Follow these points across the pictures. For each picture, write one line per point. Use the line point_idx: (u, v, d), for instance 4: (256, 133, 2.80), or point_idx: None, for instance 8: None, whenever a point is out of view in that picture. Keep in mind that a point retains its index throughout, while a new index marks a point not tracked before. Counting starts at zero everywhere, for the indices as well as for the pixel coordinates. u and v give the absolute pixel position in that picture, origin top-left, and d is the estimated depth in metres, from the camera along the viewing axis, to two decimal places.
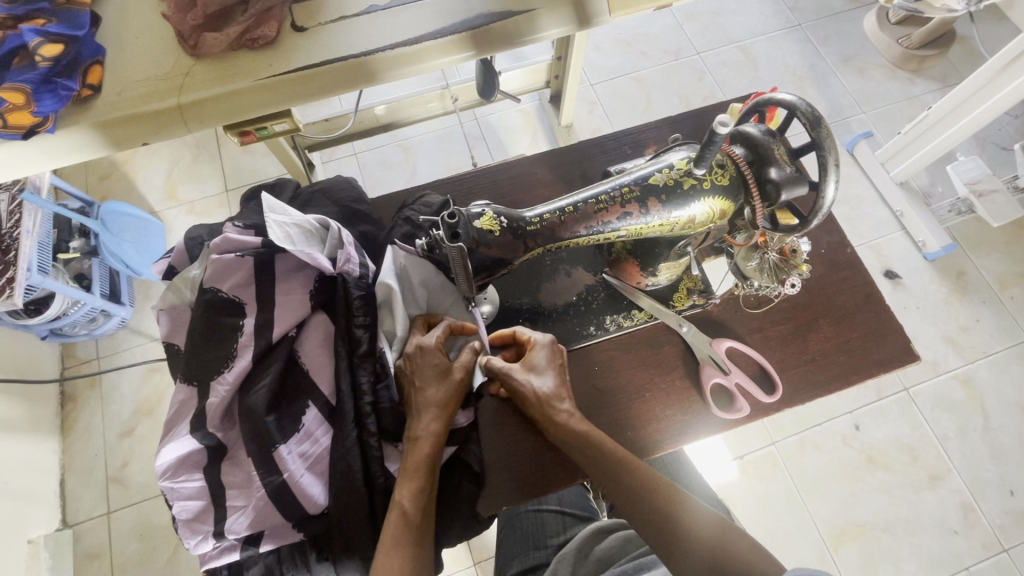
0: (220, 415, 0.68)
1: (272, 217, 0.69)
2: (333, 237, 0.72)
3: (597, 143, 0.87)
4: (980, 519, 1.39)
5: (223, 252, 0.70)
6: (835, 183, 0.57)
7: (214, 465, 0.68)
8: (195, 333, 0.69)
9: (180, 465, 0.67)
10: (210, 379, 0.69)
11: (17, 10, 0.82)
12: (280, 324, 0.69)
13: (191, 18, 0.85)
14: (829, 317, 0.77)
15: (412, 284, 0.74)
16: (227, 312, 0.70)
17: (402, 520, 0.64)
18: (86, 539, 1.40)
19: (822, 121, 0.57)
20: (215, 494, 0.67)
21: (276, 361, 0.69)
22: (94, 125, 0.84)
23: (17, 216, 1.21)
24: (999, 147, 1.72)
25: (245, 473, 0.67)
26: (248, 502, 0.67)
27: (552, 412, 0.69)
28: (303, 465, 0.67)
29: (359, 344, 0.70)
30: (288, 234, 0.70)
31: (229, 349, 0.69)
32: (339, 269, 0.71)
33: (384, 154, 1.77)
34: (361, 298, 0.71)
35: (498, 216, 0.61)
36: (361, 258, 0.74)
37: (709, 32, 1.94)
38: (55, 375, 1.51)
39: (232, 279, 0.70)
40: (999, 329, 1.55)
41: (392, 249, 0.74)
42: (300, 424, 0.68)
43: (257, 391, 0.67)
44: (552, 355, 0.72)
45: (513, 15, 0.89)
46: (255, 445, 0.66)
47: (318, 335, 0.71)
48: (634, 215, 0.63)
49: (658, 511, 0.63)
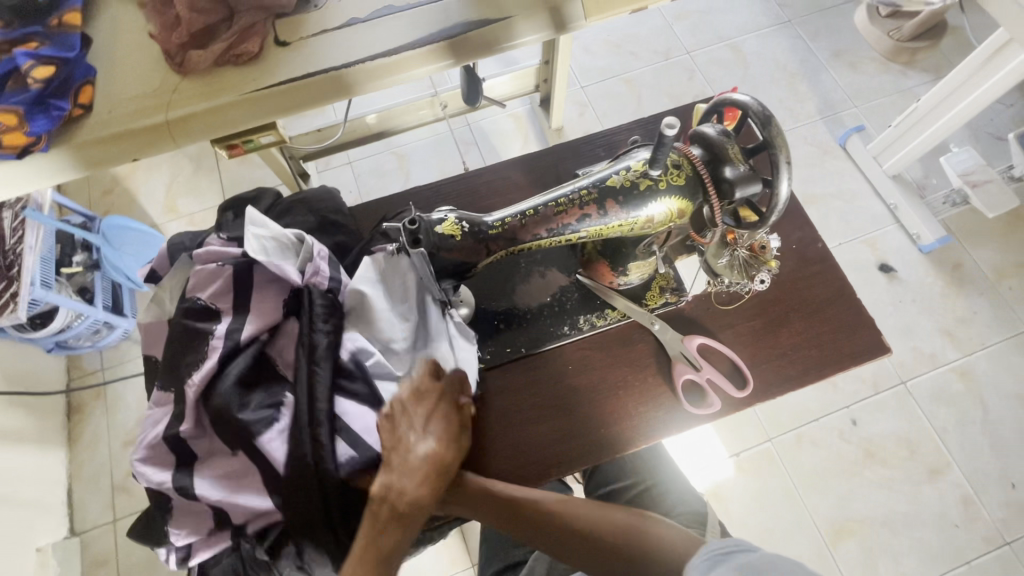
0: (193, 418, 0.69)
1: (251, 228, 0.72)
2: (305, 249, 0.74)
3: (572, 146, 0.88)
4: (981, 512, 1.38)
5: (207, 262, 0.74)
6: (787, 180, 0.58)
7: (185, 467, 0.69)
8: (171, 337, 0.72)
9: (162, 465, 0.69)
10: (182, 381, 0.70)
11: (14, 34, 0.85)
12: (252, 326, 0.71)
13: (176, 37, 0.88)
14: (800, 312, 0.78)
15: (389, 287, 0.74)
16: (203, 318, 0.72)
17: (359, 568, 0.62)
18: (94, 545, 1.43)
19: (773, 120, 0.58)
20: (187, 495, 0.68)
21: (244, 361, 0.69)
22: (85, 143, 0.87)
23: (20, 233, 1.25)
24: (994, 137, 1.71)
25: (226, 470, 0.68)
26: (229, 493, 0.68)
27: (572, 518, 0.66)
28: (285, 451, 0.67)
29: (317, 349, 0.69)
30: (261, 247, 0.72)
31: (201, 351, 0.70)
32: (307, 281, 0.72)
33: (379, 161, 1.80)
34: (323, 306, 0.71)
35: (460, 221, 0.63)
36: (334, 273, 0.76)
37: (699, 31, 1.94)
38: (62, 386, 1.56)
39: (211, 287, 0.72)
40: (997, 321, 1.54)
41: (370, 257, 0.75)
42: (280, 411, 0.69)
43: (224, 389, 0.67)
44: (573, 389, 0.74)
45: (490, 23, 0.91)
46: (236, 437, 0.67)
47: (289, 341, 0.73)
48: (593, 217, 0.64)
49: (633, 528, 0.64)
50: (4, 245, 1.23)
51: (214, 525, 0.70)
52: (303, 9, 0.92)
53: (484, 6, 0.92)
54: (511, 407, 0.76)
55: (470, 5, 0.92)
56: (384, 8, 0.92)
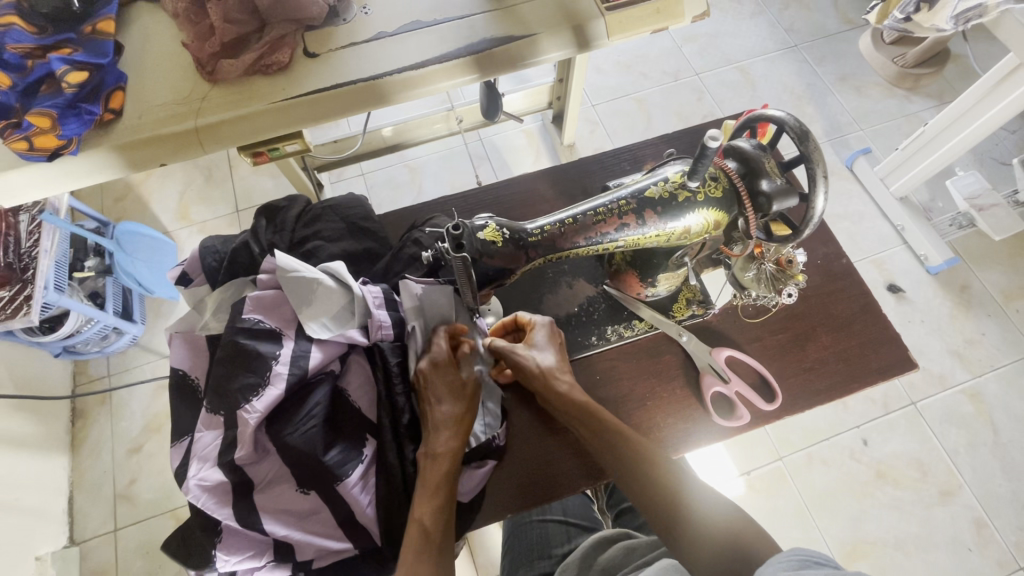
0: (251, 445, 0.66)
1: (304, 312, 0.70)
2: (361, 305, 0.72)
3: (597, 160, 0.90)
4: (994, 536, 1.38)
5: (269, 288, 0.72)
6: (824, 195, 0.60)
7: (243, 500, 0.66)
8: (223, 357, 0.68)
9: (220, 488, 0.66)
10: (236, 408, 0.66)
11: (46, 40, 0.85)
12: (323, 362, 0.70)
13: (209, 45, 0.89)
14: (827, 327, 0.79)
15: (432, 311, 0.75)
16: (263, 340, 0.69)
17: (423, 537, 0.63)
18: (93, 556, 1.41)
19: (810, 136, 0.60)
20: (246, 524, 0.66)
21: (321, 397, 0.69)
22: (114, 148, 0.87)
23: (36, 235, 1.24)
24: (998, 162, 1.74)
25: (294, 506, 0.67)
26: (302, 531, 0.67)
27: (553, 382, 0.71)
28: (369, 496, 0.69)
29: (402, 416, 0.71)
30: (318, 315, 0.71)
31: (259, 378, 0.67)
32: (373, 337, 0.71)
33: (392, 174, 1.81)
34: (399, 364, 0.72)
35: (501, 228, 0.64)
36: (394, 313, 0.74)
37: (707, 54, 1.98)
38: (67, 392, 1.55)
39: (278, 313, 0.71)
40: (1006, 342, 1.55)
41: (408, 282, 0.74)
42: (361, 455, 0.69)
43: (303, 431, 0.67)
44: (549, 333, 0.75)
45: (516, 39, 0.92)
46: (318, 483, 0.67)
47: (358, 377, 0.72)
48: (631, 226, 0.66)
49: (670, 507, 0.63)
50: (19, 248, 1.22)
51: (275, 554, 0.67)
52: (332, 22, 0.93)
53: (510, 23, 0.93)
54: (526, 426, 0.77)
55: (497, 22, 0.94)
56: (412, 23, 0.94)
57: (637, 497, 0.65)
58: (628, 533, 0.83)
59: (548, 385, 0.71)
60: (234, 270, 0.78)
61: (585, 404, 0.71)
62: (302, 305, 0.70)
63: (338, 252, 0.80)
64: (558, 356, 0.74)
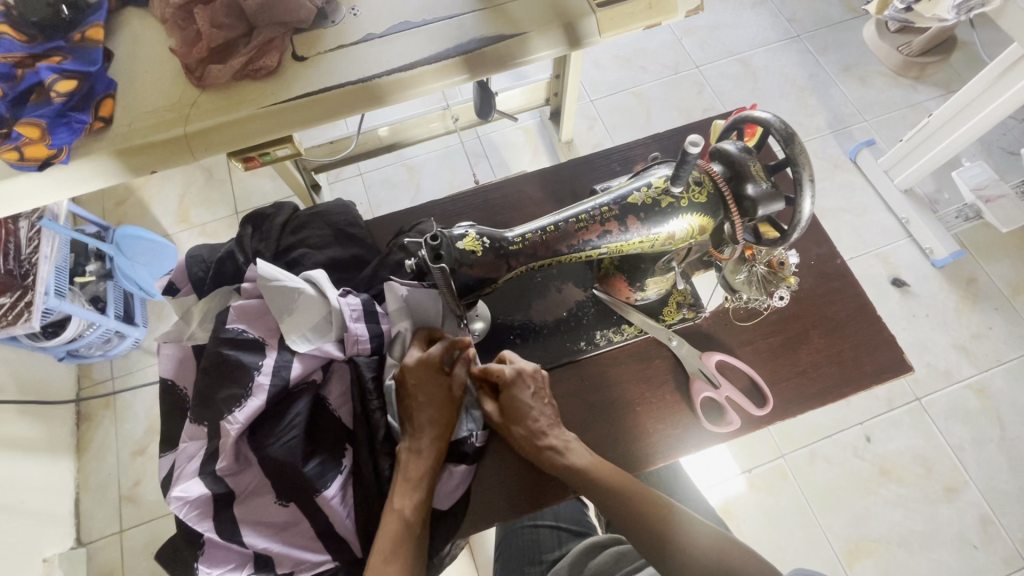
0: (232, 455, 0.66)
1: (282, 322, 0.70)
2: (339, 318, 0.71)
3: (588, 161, 0.89)
4: (1000, 532, 1.36)
5: (252, 297, 0.72)
6: (809, 198, 0.59)
7: (224, 511, 0.67)
8: (208, 367, 0.68)
9: (202, 502, 0.66)
10: (219, 420, 0.67)
11: (36, 49, 0.85)
12: (305, 371, 0.70)
13: (196, 51, 0.88)
14: (821, 329, 0.78)
15: (416, 314, 0.76)
16: (246, 350, 0.69)
17: (401, 526, 0.64)
18: (100, 556, 1.43)
19: (795, 138, 0.59)
20: (227, 536, 0.66)
21: (303, 408, 0.69)
22: (104, 156, 0.87)
23: (36, 241, 1.24)
24: (1006, 151, 1.71)
25: (273, 518, 0.67)
26: (282, 544, 0.67)
27: (539, 447, 0.70)
28: (348, 507, 0.69)
29: (377, 431, 0.71)
30: (298, 326, 0.70)
31: (241, 388, 0.67)
32: (350, 353, 0.71)
33: (390, 173, 1.81)
34: (374, 381, 0.72)
35: (481, 236, 0.64)
36: (374, 326, 0.73)
37: (707, 46, 1.96)
38: (72, 395, 1.56)
39: (260, 323, 0.71)
40: (1012, 337, 1.53)
41: (391, 284, 0.74)
42: (339, 466, 0.69)
43: (285, 442, 0.67)
44: (528, 384, 0.72)
45: (506, 38, 0.91)
46: (299, 494, 0.67)
47: (339, 386, 0.73)
48: (614, 232, 0.65)
49: (658, 543, 0.64)
50: (20, 255, 1.23)
51: (256, 566, 0.66)
52: (320, 24, 0.93)
53: (499, 22, 0.92)
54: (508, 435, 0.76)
55: (486, 22, 0.92)
56: (401, 24, 0.93)
57: (626, 530, 0.66)
58: (619, 539, 0.82)
59: (535, 448, 0.70)
60: (220, 279, 0.79)
61: (581, 468, 0.68)
62: (282, 314, 0.70)
63: (323, 259, 0.80)
64: (545, 407, 0.72)
